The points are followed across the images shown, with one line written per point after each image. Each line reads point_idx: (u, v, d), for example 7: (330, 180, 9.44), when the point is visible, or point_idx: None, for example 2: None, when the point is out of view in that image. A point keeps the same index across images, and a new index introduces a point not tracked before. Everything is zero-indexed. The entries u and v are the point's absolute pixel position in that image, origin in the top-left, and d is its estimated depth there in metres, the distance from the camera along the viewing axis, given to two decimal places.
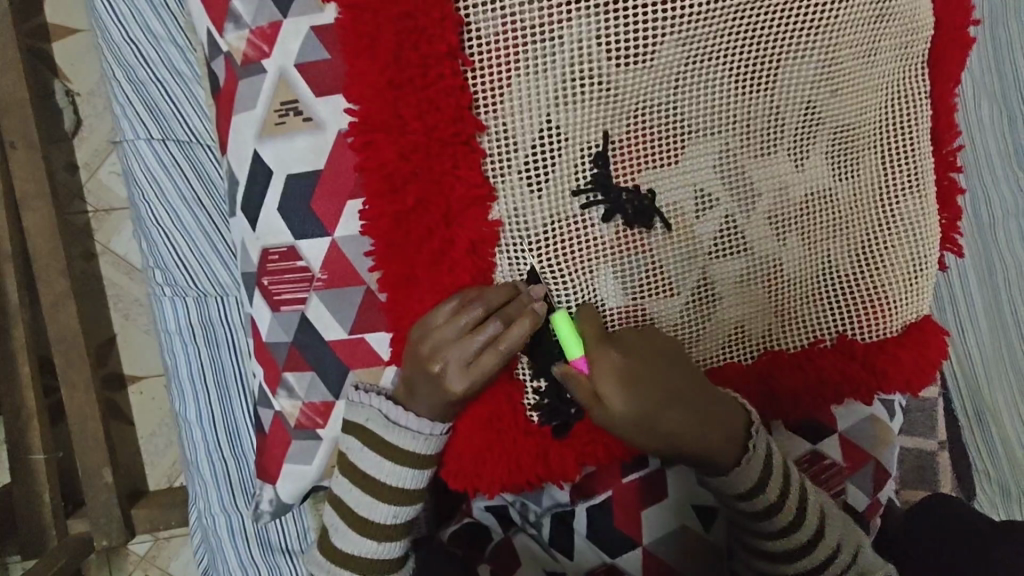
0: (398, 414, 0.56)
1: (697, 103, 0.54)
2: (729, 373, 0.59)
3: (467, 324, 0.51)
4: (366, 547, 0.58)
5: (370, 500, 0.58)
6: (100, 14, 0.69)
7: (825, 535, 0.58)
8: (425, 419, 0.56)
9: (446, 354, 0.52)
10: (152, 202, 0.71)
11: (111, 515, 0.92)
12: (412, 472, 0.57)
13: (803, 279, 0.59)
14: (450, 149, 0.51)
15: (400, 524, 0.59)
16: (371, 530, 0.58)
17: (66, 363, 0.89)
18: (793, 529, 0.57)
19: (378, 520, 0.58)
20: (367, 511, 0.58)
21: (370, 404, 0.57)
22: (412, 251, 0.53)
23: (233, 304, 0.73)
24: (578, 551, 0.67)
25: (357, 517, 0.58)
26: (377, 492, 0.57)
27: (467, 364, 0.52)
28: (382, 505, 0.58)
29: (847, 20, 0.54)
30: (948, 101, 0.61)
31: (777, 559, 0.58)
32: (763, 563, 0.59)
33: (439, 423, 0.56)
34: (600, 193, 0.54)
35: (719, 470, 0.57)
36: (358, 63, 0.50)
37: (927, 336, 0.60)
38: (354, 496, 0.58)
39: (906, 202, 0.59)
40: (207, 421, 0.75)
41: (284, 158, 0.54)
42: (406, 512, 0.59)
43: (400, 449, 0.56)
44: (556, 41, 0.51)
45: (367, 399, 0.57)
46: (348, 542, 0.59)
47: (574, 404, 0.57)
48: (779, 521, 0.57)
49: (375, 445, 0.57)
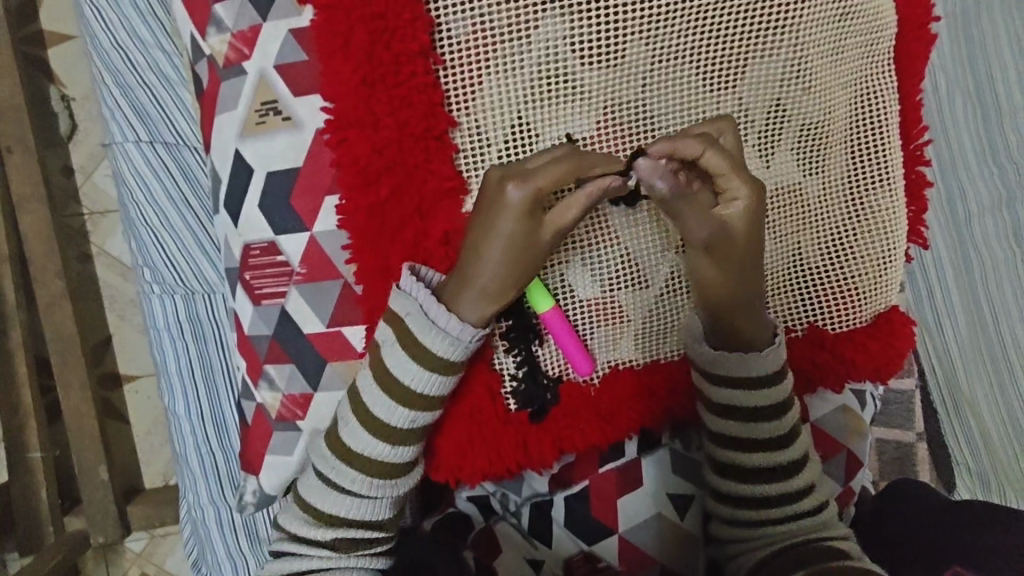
0: (440, 315, 0.53)
1: (665, 99, 0.56)
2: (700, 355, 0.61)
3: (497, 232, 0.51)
4: (380, 450, 0.56)
5: (388, 400, 0.55)
6: (89, 21, 0.71)
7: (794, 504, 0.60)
8: (468, 324, 0.53)
9: (466, 287, 0.52)
10: (141, 203, 0.74)
11: (107, 512, 0.93)
12: (439, 379, 0.54)
13: (773, 271, 0.60)
14: (423, 144, 0.53)
15: (417, 429, 0.56)
16: (385, 433, 0.55)
17: (62, 362, 0.90)
18: (761, 497, 0.60)
19: (395, 424, 0.55)
20: (384, 412, 0.55)
21: (405, 298, 0.53)
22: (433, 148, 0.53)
23: (220, 301, 0.76)
24: (556, 539, 0.69)
25: (375, 423, 0.55)
26: (400, 396, 0.54)
27: (494, 280, 0.52)
28: (400, 411, 0.55)
29: (810, 20, 0.56)
30: (912, 99, 0.62)
31: (737, 525, 0.61)
32: (724, 524, 0.62)
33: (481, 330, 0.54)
34: None
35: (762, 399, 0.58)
36: (333, 61, 0.52)
37: (895, 328, 0.62)
38: (373, 397, 0.55)
39: (874, 195, 0.60)
40: (195, 416, 0.76)
41: (263, 156, 0.56)
42: (426, 418, 0.56)
43: (430, 354, 0.53)
44: (525, 42, 0.53)
45: (407, 295, 0.53)
46: (358, 442, 0.56)
47: (550, 389, 0.60)
48: (749, 492, 0.60)
49: (403, 342, 0.54)
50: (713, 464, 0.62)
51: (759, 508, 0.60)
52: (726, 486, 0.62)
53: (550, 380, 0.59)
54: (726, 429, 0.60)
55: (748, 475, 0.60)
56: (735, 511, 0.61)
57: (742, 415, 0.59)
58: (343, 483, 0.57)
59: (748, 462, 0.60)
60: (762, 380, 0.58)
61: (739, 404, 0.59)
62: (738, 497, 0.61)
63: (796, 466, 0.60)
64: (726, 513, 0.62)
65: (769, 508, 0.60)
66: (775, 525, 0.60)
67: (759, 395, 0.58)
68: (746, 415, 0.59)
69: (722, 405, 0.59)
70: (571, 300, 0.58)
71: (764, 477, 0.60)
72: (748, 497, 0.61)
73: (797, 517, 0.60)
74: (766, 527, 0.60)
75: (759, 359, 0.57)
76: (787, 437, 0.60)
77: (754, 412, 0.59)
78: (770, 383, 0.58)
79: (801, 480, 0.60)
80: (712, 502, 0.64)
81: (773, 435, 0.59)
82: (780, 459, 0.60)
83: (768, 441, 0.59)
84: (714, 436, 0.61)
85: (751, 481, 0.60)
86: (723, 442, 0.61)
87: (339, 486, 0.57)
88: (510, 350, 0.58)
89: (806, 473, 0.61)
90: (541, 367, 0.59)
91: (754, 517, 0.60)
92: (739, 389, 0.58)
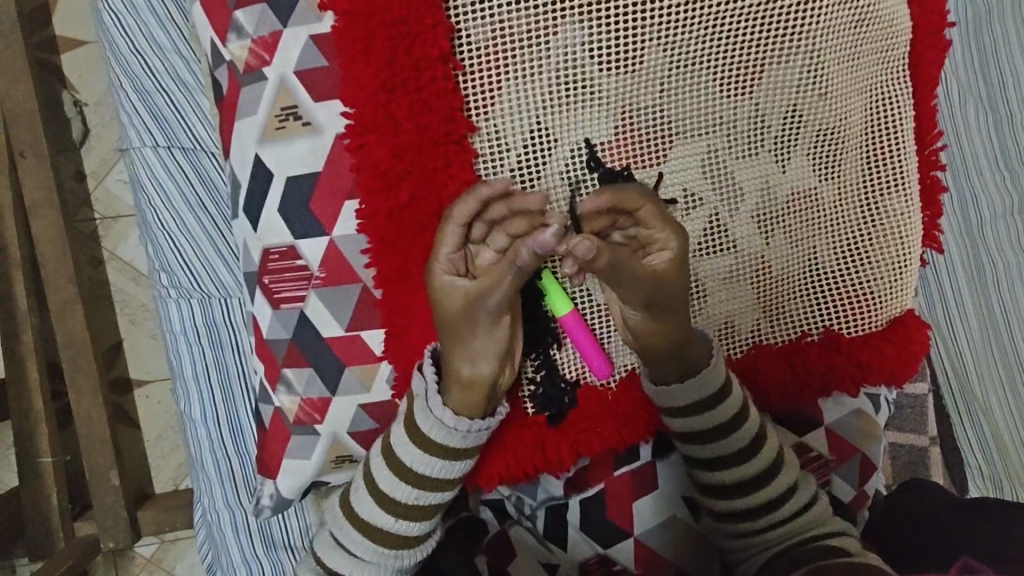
0: (436, 404, 0.55)
1: (683, 104, 0.56)
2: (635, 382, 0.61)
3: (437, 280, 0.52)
4: (385, 521, 0.58)
5: (393, 477, 0.57)
6: (108, 27, 0.72)
7: (798, 496, 0.60)
8: (463, 417, 0.56)
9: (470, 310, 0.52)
10: (158, 208, 0.74)
11: (118, 517, 0.93)
12: (441, 463, 0.57)
13: (789, 276, 0.60)
14: (442, 149, 0.54)
15: (423, 507, 0.59)
16: (389, 505, 0.58)
17: (73, 369, 0.90)
18: (763, 508, 0.60)
19: (399, 498, 0.58)
20: (389, 487, 0.58)
21: (418, 381, 0.56)
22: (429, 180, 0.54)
23: (236, 306, 0.76)
24: (571, 542, 0.69)
25: (380, 494, 0.58)
26: (402, 472, 0.57)
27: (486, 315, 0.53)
28: (405, 486, 0.57)
29: (828, 26, 0.56)
30: (928, 104, 0.62)
31: (747, 535, 0.61)
32: (727, 541, 0.62)
33: (478, 419, 0.56)
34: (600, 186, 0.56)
35: (716, 425, 0.58)
36: (352, 68, 0.52)
37: (911, 331, 0.62)
38: (378, 468, 0.58)
39: (889, 200, 0.60)
40: (211, 420, 0.77)
41: (284, 161, 0.56)
42: (430, 497, 0.58)
43: (430, 440, 0.56)
44: (545, 47, 0.54)
45: (419, 377, 0.56)
46: (366, 510, 0.59)
47: (567, 393, 0.60)
48: (752, 501, 0.60)
49: (408, 429, 0.57)
50: (701, 487, 0.62)
51: (759, 514, 0.60)
52: (720, 505, 0.61)
53: (567, 384, 0.60)
54: (696, 453, 0.60)
55: (737, 487, 0.60)
56: (734, 521, 0.61)
57: (701, 430, 0.59)
58: (348, 545, 0.60)
59: (729, 478, 0.60)
60: (710, 402, 0.58)
61: (695, 427, 0.59)
62: (735, 512, 0.61)
63: (776, 469, 0.60)
64: (727, 527, 0.62)
65: (768, 512, 0.60)
66: (779, 527, 0.60)
67: (712, 416, 0.58)
68: (707, 435, 0.59)
69: (685, 431, 0.59)
70: (589, 304, 0.58)
71: (752, 482, 0.60)
72: (746, 505, 0.60)
73: (801, 509, 0.60)
74: (775, 528, 0.60)
75: (699, 384, 0.57)
76: (756, 445, 0.59)
77: (713, 430, 0.59)
78: (718, 403, 0.58)
79: (789, 479, 0.60)
80: (713, 520, 0.63)
81: (739, 448, 0.59)
82: (758, 468, 0.59)
83: (739, 453, 0.59)
84: (694, 461, 0.61)
85: (739, 493, 0.60)
86: (701, 466, 0.61)
87: (344, 547, 0.60)
88: (529, 355, 0.59)
89: (788, 472, 0.60)
90: (558, 370, 0.59)
91: (760, 523, 0.60)
92: (693, 414, 0.58)
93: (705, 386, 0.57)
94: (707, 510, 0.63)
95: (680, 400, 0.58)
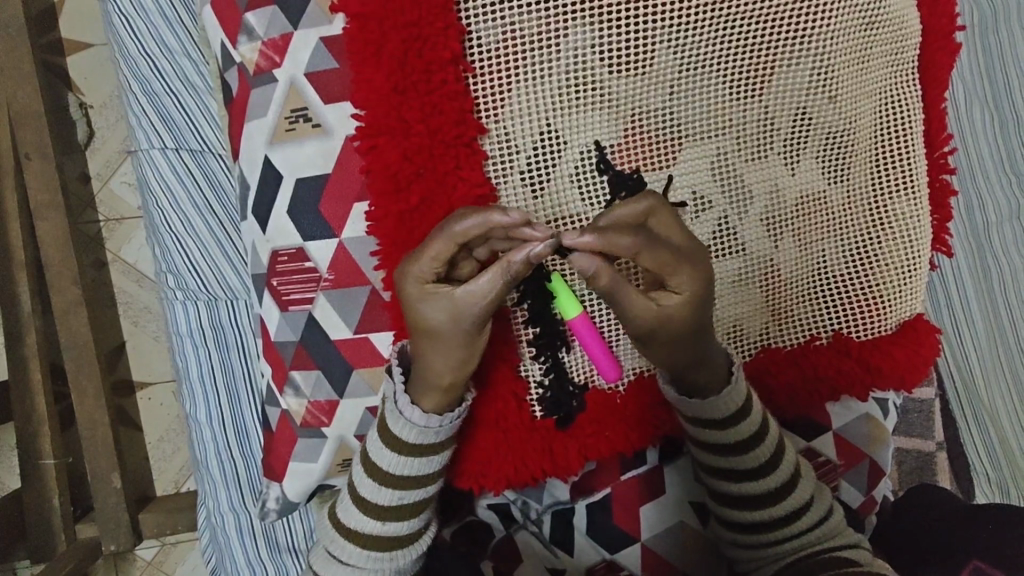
0: (405, 406, 0.55)
1: (693, 106, 0.56)
2: (646, 389, 0.60)
3: (425, 276, 0.50)
4: (372, 526, 0.58)
5: (372, 483, 0.58)
6: (117, 30, 0.72)
7: (809, 516, 0.59)
8: (433, 414, 0.56)
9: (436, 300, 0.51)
10: (165, 209, 0.74)
11: (119, 520, 0.92)
12: (417, 461, 0.57)
13: (798, 279, 0.60)
14: (452, 151, 0.54)
15: (409, 506, 0.59)
16: (369, 508, 0.58)
17: (77, 371, 0.89)
18: (777, 520, 0.59)
19: (384, 503, 0.58)
20: (370, 493, 0.58)
21: (388, 383, 0.56)
22: (438, 185, 0.54)
23: (243, 308, 0.76)
24: (579, 549, 0.68)
25: (364, 501, 0.58)
26: (379, 477, 0.57)
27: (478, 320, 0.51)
28: (386, 490, 0.57)
29: (838, 28, 0.55)
30: (937, 107, 0.62)
31: (754, 546, 0.60)
32: (733, 550, 0.62)
33: (447, 413, 0.56)
34: (612, 186, 0.56)
35: (737, 441, 0.58)
36: (363, 68, 0.52)
37: (920, 335, 0.62)
38: (360, 476, 0.58)
39: (897, 202, 0.60)
40: (217, 422, 0.77)
41: (293, 163, 0.56)
42: (416, 495, 0.58)
43: (401, 441, 0.56)
44: (556, 49, 0.54)
45: (390, 381, 0.56)
46: (351, 517, 0.59)
47: (575, 397, 0.60)
48: (765, 515, 0.59)
49: (384, 434, 0.57)
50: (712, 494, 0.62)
51: (772, 527, 0.60)
52: (730, 515, 0.61)
53: (574, 386, 0.60)
54: (712, 462, 0.60)
55: (748, 501, 0.60)
56: (743, 533, 0.61)
57: (720, 444, 0.59)
58: (341, 555, 0.59)
59: (741, 490, 0.59)
60: (729, 420, 0.57)
61: (717, 440, 0.59)
62: (746, 523, 0.60)
63: (791, 486, 0.59)
64: (735, 537, 0.61)
65: (776, 528, 0.59)
66: (791, 539, 0.59)
67: (735, 431, 0.58)
68: (727, 448, 0.59)
69: (704, 443, 0.59)
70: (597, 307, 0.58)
71: (765, 498, 0.59)
72: (757, 517, 0.60)
73: (809, 528, 0.59)
74: (781, 543, 0.59)
75: (722, 401, 0.57)
76: (774, 462, 0.59)
77: (735, 445, 0.58)
78: (740, 420, 0.58)
79: (800, 498, 0.59)
80: (720, 527, 0.63)
81: (756, 465, 0.59)
82: (773, 483, 0.59)
83: (751, 469, 0.59)
84: (705, 468, 0.61)
85: (750, 506, 0.60)
86: (715, 474, 0.60)
87: (339, 558, 0.59)
88: (539, 357, 0.59)
89: (805, 486, 0.60)
90: (568, 374, 0.60)
91: (766, 537, 0.60)
92: (711, 427, 0.58)
93: (729, 404, 0.57)
94: (716, 517, 0.63)
95: (702, 415, 0.58)
